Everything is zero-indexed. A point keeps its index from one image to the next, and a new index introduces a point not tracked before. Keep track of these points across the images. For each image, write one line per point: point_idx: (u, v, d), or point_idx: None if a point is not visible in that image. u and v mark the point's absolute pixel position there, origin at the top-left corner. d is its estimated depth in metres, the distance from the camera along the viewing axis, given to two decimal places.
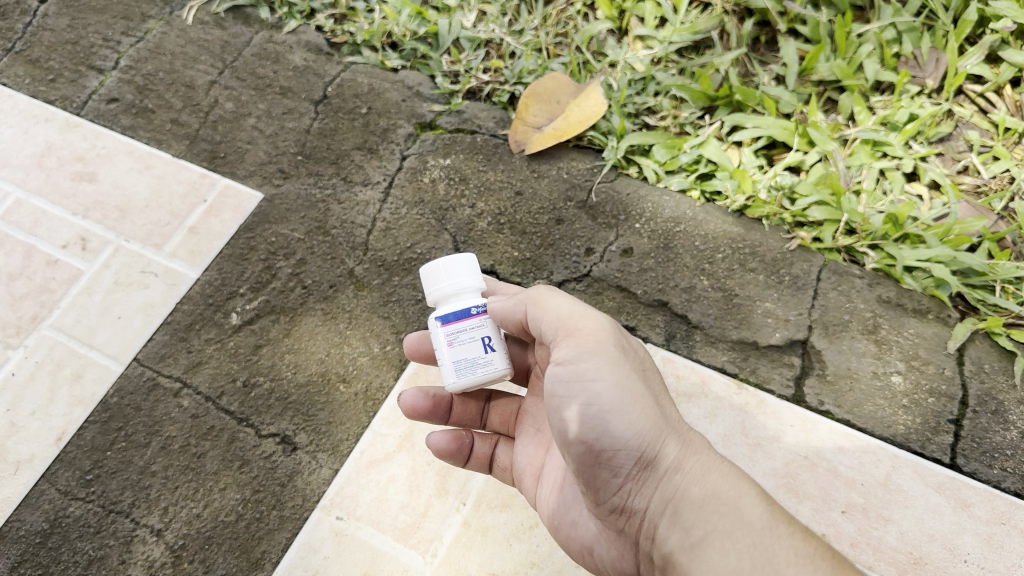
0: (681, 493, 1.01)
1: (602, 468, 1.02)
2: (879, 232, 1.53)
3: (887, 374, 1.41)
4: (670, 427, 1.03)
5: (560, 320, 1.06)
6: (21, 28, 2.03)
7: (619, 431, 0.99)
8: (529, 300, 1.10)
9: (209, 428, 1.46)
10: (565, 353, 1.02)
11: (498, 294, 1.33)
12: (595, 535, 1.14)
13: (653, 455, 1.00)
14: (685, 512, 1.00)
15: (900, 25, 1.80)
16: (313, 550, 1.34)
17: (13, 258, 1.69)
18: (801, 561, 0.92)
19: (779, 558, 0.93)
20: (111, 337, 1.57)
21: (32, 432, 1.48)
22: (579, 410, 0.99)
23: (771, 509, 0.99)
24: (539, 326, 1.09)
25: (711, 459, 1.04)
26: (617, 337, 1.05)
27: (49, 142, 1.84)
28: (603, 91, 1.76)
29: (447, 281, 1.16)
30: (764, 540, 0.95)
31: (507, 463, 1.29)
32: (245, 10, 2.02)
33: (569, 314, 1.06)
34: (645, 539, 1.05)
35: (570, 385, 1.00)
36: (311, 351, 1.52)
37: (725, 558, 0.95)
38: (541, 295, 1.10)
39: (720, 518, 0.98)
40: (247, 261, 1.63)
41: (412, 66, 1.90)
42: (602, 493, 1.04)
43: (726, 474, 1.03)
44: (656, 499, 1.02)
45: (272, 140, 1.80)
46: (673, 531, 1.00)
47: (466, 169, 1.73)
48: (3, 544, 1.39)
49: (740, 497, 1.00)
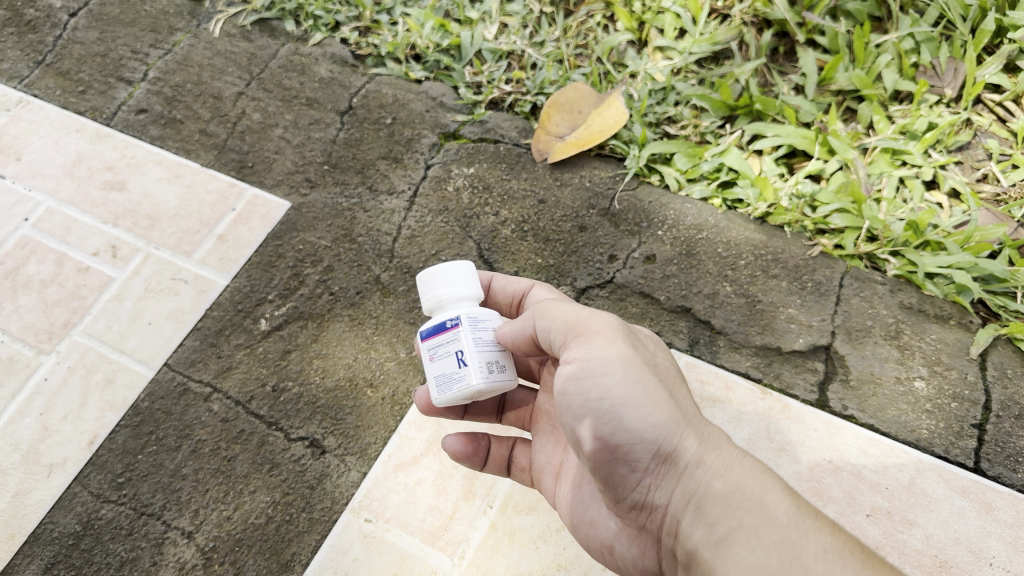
0: (703, 488, 1.01)
1: (620, 465, 1.02)
2: (900, 239, 1.55)
3: (910, 379, 1.42)
4: (689, 422, 1.04)
5: (568, 323, 1.07)
6: (51, 41, 2.08)
7: (634, 426, 0.99)
8: (537, 312, 1.12)
9: (239, 432, 1.48)
10: (577, 352, 1.03)
11: (515, 289, 1.37)
12: (615, 533, 1.14)
13: (673, 450, 1.01)
14: (708, 507, 1.00)
15: (919, 36, 1.82)
16: (343, 551, 1.36)
17: (45, 265, 1.72)
18: (829, 556, 0.93)
19: (807, 554, 0.93)
20: (142, 343, 1.60)
21: (65, 436, 1.51)
22: (592, 406, 1.00)
23: (797, 504, 0.99)
24: (547, 333, 1.09)
25: (734, 454, 1.05)
26: (625, 334, 1.06)
27: (80, 152, 1.88)
28: (625, 101, 1.79)
29: (430, 294, 1.20)
30: (791, 535, 0.95)
31: (526, 464, 1.30)
32: (271, 23, 2.06)
33: (576, 317, 1.07)
34: (668, 535, 1.06)
35: (582, 381, 1.01)
36: (338, 357, 1.55)
37: (752, 554, 0.95)
38: (547, 307, 1.11)
39: (745, 514, 0.98)
40: (275, 268, 1.66)
41: (435, 78, 1.93)
42: (622, 489, 1.05)
43: (748, 468, 1.04)
44: (678, 495, 1.03)
45: (298, 150, 1.83)
46: (697, 527, 1.01)
47: (490, 178, 1.75)
48: (37, 546, 1.41)
49: (765, 492, 1.01)
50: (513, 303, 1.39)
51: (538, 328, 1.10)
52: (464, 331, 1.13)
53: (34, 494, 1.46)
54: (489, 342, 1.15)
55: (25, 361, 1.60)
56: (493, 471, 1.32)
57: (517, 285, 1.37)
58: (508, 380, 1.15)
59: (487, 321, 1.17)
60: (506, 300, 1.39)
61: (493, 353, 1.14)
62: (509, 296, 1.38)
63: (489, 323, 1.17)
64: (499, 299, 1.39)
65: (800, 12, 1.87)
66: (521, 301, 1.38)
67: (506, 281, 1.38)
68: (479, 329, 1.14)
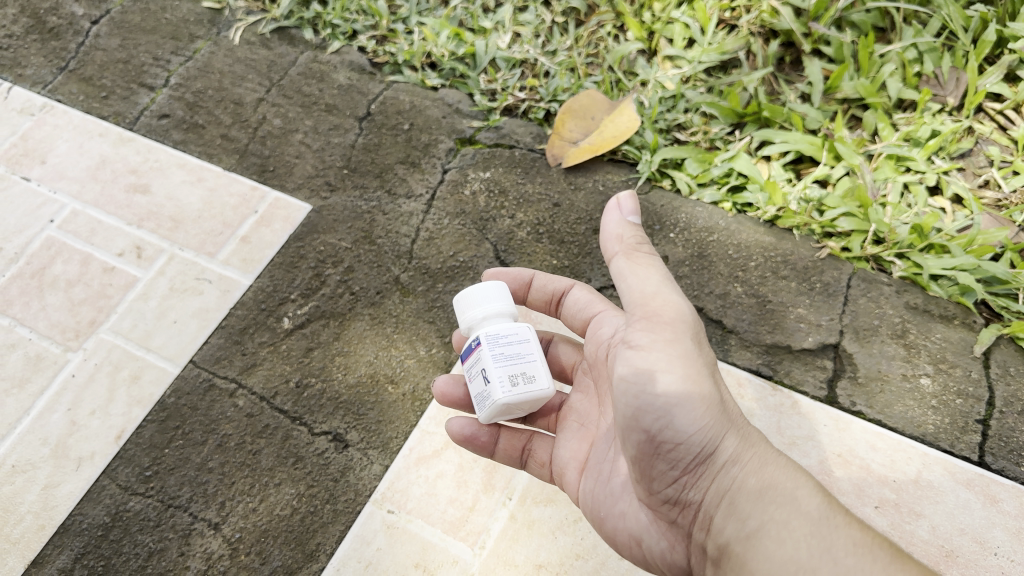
0: (738, 485, 1.06)
1: (660, 461, 1.07)
2: (906, 242, 1.59)
3: (916, 376, 1.47)
4: (729, 421, 1.08)
5: (643, 298, 1.11)
6: (74, 48, 2.13)
7: (682, 425, 1.04)
8: (625, 248, 1.15)
9: (264, 427, 1.52)
10: (642, 339, 1.07)
11: (557, 289, 1.43)
12: (644, 525, 1.17)
13: (713, 449, 1.06)
14: (741, 503, 1.05)
15: (922, 46, 1.87)
16: (366, 541, 1.40)
17: (71, 265, 1.77)
18: (859, 550, 0.98)
19: (837, 547, 0.98)
20: (167, 340, 1.64)
21: (93, 430, 1.55)
22: (644, 402, 1.04)
23: (828, 500, 1.04)
24: (623, 274, 1.14)
25: (768, 452, 1.09)
26: (694, 330, 1.10)
27: (104, 156, 1.92)
28: (636, 108, 1.84)
29: (462, 318, 1.28)
30: (822, 529, 1.00)
31: (546, 459, 1.34)
32: (289, 31, 2.11)
33: (652, 294, 1.11)
34: (699, 529, 1.10)
35: (640, 372, 1.05)
36: (360, 354, 1.60)
37: (781, 548, 1.00)
38: (638, 252, 1.14)
39: (777, 509, 1.03)
40: (297, 269, 1.71)
41: (451, 85, 1.98)
42: (657, 484, 1.10)
43: (782, 465, 1.08)
44: (714, 491, 1.07)
45: (319, 154, 1.88)
46: (729, 522, 1.05)
47: (505, 182, 1.80)
48: (67, 536, 1.45)
49: (797, 487, 1.05)
50: (552, 301, 1.45)
51: (614, 261, 1.15)
52: (482, 351, 1.20)
53: (63, 486, 1.49)
54: (511, 355, 1.20)
55: (52, 358, 1.64)
56: (505, 461, 1.37)
57: (557, 284, 1.43)
58: (541, 389, 1.19)
59: (512, 335, 1.22)
60: (544, 298, 1.45)
61: (517, 365, 1.19)
62: (549, 293, 1.44)
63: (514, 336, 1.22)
64: (538, 297, 1.45)
65: (806, 23, 1.92)
66: (560, 300, 1.44)
67: (547, 279, 1.44)
68: (497, 345, 1.20)
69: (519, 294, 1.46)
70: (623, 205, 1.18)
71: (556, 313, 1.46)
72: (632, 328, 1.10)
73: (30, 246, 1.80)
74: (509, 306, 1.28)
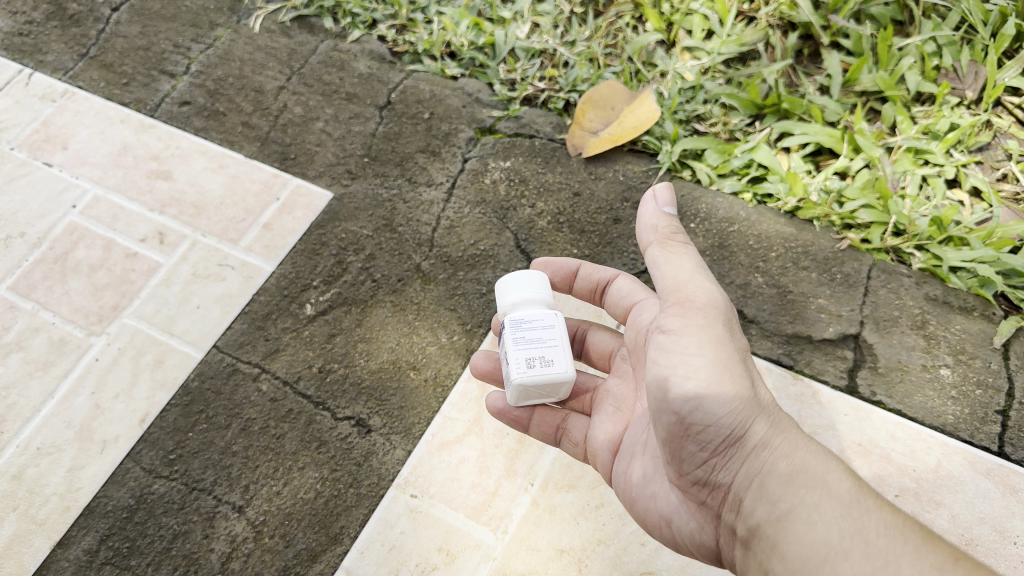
0: (768, 468, 1.07)
1: (690, 442, 1.09)
2: (925, 234, 1.61)
3: (935, 367, 1.48)
4: (760, 406, 1.10)
5: (674, 283, 1.12)
6: (95, 35, 2.14)
7: (712, 409, 1.05)
8: (660, 237, 1.18)
9: (287, 411, 1.54)
10: (673, 323, 1.09)
11: (603, 279, 1.46)
12: (674, 506, 1.19)
13: (742, 431, 1.07)
14: (772, 486, 1.06)
15: (941, 39, 1.88)
16: (390, 525, 1.41)
17: (93, 250, 1.78)
18: (891, 533, 0.98)
19: (868, 530, 0.99)
20: (191, 325, 1.66)
21: (117, 414, 1.56)
22: (676, 382, 1.06)
23: (858, 484, 1.04)
24: (656, 262, 1.16)
25: (799, 437, 1.10)
26: (725, 315, 1.11)
27: (125, 142, 1.94)
28: (656, 98, 1.85)
29: (499, 302, 1.33)
30: (854, 512, 1.01)
31: (579, 438, 1.36)
32: (309, 20, 2.12)
33: (684, 280, 1.12)
34: (729, 511, 1.11)
35: (671, 355, 1.07)
36: (382, 341, 1.61)
37: (812, 529, 1.01)
38: (672, 242, 1.17)
39: (807, 491, 1.04)
40: (319, 256, 1.72)
41: (471, 75, 1.99)
42: (687, 465, 1.12)
43: (812, 449, 1.09)
44: (744, 473, 1.09)
45: (339, 143, 1.89)
46: (760, 505, 1.06)
47: (526, 171, 1.81)
48: (92, 518, 1.47)
49: (827, 471, 1.06)
50: (597, 290, 1.48)
51: (649, 249, 1.18)
52: (504, 336, 1.24)
53: (88, 469, 1.51)
54: (531, 339, 1.23)
55: (76, 342, 1.66)
56: (540, 437, 1.39)
57: (603, 273, 1.46)
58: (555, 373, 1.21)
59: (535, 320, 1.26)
60: (589, 287, 1.48)
61: (534, 347, 1.22)
62: (594, 282, 1.47)
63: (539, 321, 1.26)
64: (582, 285, 1.49)
65: (825, 16, 1.93)
66: (605, 289, 1.47)
67: (593, 268, 1.47)
68: (518, 329, 1.24)
69: (564, 283, 1.50)
70: (659, 196, 1.22)
71: (600, 302, 1.49)
72: (664, 312, 1.12)
73: (52, 231, 1.81)
74: (541, 290, 1.30)
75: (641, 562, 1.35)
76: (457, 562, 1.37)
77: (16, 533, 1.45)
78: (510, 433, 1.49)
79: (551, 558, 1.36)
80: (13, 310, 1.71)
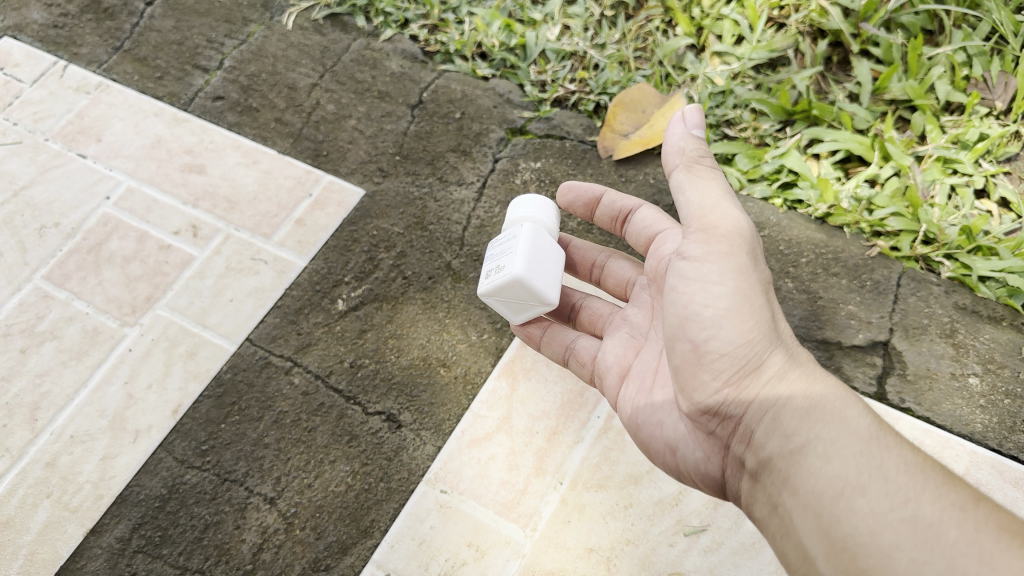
0: (784, 401, 1.09)
1: (704, 370, 1.12)
2: (954, 243, 1.61)
3: (964, 375, 1.49)
4: (778, 341, 1.12)
5: (700, 213, 1.16)
6: (129, 29, 2.16)
7: (729, 335, 1.09)
8: (687, 160, 1.20)
9: (319, 405, 1.56)
10: (696, 250, 1.13)
11: (625, 204, 1.51)
12: (681, 435, 1.22)
13: (759, 362, 1.10)
14: (786, 419, 1.08)
15: (971, 49, 1.88)
16: (420, 519, 1.43)
17: (127, 242, 1.80)
18: (911, 470, 0.99)
19: (887, 466, 1.00)
20: (223, 318, 1.68)
21: (150, 404, 1.58)
22: (696, 308, 1.10)
23: (877, 423, 1.06)
24: (681, 187, 1.19)
25: (816, 376, 1.13)
26: (749, 247, 1.15)
27: (159, 136, 1.96)
28: (686, 102, 1.86)
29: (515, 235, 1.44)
30: (873, 449, 1.02)
31: (587, 358, 1.42)
32: (342, 18, 2.13)
33: (710, 208, 1.15)
34: (739, 442, 1.13)
35: (692, 282, 1.11)
36: (412, 337, 1.63)
37: (827, 464, 1.02)
38: (699, 165, 1.19)
39: (824, 426, 1.05)
40: (351, 252, 1.74)
41: (502, 75, 2.00)
42: (699, 394, 1.14)
43: (830, 388, 1.11)
44: (758, 405, 1.10)
45: (372, 141, 1.91)
46: (773, 437, 1.08)
47: (556, 172, 1.82)
48: (125, 506, 1.48)
49: (845, 408, 1.07)
50: (619, 219, 1.53)
51: (675, 174, 1.21)
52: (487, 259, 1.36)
53: (120, 458, 1.53)
54: (497, 255, 1.32)
55: (110, 332, 1.68)
56: (552, 355, 1.46)
57: (626, 201, 1.51)
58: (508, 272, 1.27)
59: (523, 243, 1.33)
60: (612, 214, 1.53)
61: (498, 258, 1.31)
62: (616, 210, 1.52)
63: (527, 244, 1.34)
64: (605, 213, 1.53)
65: (855, 24, 1.94)
66: (627, 217, 1.51)
67: (616, 197, 1.52)
68: (494, 251, 1.35)
69: (587, 209, 1.55)
70: (687, 119, 1.22)
71: (621, 230, 1.54)
72: (688, 239, 1.15)
73: (86, 221, 1.83)
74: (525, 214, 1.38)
75: (670, 563, 1.36)
76: (486, 558, 1.38)
77: (49, 519, 1.47)
78: (539, 432, 1.50)
79: (579, 557, 1.37)
80: (47, 299, 1.73)
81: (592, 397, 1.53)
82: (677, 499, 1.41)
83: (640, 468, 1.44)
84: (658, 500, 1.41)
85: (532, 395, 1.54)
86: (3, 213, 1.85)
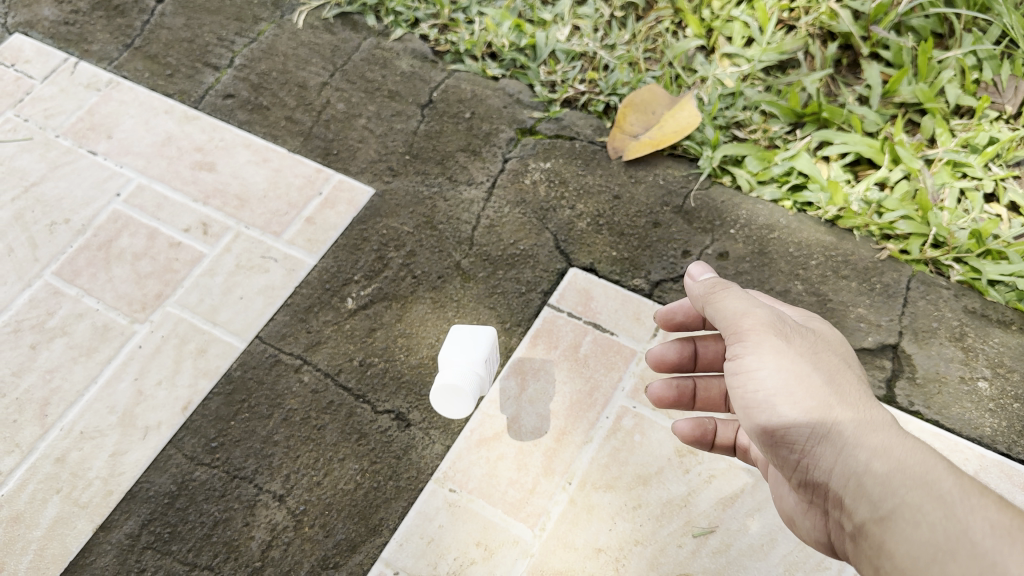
0: (863, 469, 1.08)
1: (781, 449, 1.15)
2: (964, 247, 1.62)
3: (974, 379, 1.49)
4: (845, 406, 1.12)
5: (731, 316, 1.19)
6: (140, 26, 2.16)
7: (787, 415, 1.12)
8: (707, 292, 1.26)
9: (329, 403, 1.56)
10: (738, 350, 1.17)
11: None
12: (796, 508, 1.27)
13: (826, 435, 1.10)
14: (869, 486, 1.07)
15: (981, 53, 1.89)
16: (429, 518, 1.43)
17: (137, 239, 1.81)
18: (997, 531, 0.98)
19: (973, 528, 0.99)
20: (233, 316, 1.68)
21: (159, 401, 1.59)
22: (750, 397, 1.15)
23: (962, 481, 1.04)
24: (710, 311, 1.23)
25: (896, 433, 1.11)
26: (782, 330, 1.17)
27: (169, 133, 1.96)
28: (696, 104, 1.87)
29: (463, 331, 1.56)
30: (957, 511, 1.01)
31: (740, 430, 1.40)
32: (352, 17, 2.14)
33: (738, 311, 1.19)
34: (834, 509, 1.14)
35: (741, 375, 1.16)
36: (421, 336, 1.63)
37: (918, 530, 1.02)
38: (716, 293, 1.24)
39: (907, 492, 1.05)
40: (361, 251, 1.74)
41: (512, 75, 2.01)
42: (788, 469, 1.17)
43: (909, 446, 1.09)
44: (840, 473, 1.10)
45: (382, 140, 1.91)
46: (860, 504, 1.08)
47: (566, 172, 1.82)
48: (134, 503, 1.49)
49: (927, 470, 1.06)
50: None
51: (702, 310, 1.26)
52: None
53: (130, 454, 1.53)
54: None
55: (120, 328, 1.68)
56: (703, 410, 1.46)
57: None
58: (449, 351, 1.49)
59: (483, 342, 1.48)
60: None
61: None
62: None
63: (488, 382, 1.48)
64: None
65: (865, 27, 1.95)
66: None
67: None
68: None
69: None
70: (695, 276, 1.33)
71: None
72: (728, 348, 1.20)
73: (96, 218, 1.84)
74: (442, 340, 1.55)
75: (678, 564, 1.36)
76: (494, 557, 1.39)
77: (59, 514, 1.48)
78: (548, 432, 1.49)
79: (588, 557, 1.37)
80: (58, 295, 1.74)
81: (601, 398, 1.53)
82: (686, 500, 1.41)
83: (649, 469, 1.45)
84: (666, 501, 1.41)
85: (541, 394, 1.54)
86: (13, 209, 1.86)
